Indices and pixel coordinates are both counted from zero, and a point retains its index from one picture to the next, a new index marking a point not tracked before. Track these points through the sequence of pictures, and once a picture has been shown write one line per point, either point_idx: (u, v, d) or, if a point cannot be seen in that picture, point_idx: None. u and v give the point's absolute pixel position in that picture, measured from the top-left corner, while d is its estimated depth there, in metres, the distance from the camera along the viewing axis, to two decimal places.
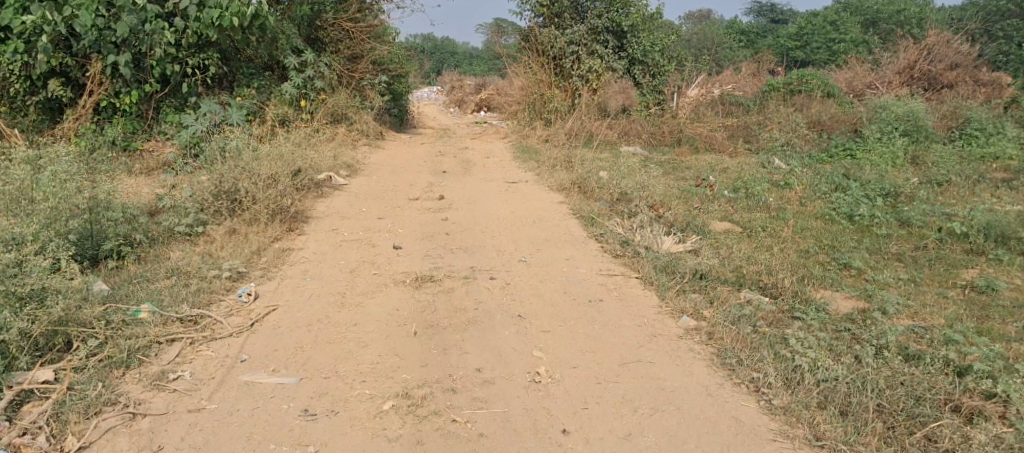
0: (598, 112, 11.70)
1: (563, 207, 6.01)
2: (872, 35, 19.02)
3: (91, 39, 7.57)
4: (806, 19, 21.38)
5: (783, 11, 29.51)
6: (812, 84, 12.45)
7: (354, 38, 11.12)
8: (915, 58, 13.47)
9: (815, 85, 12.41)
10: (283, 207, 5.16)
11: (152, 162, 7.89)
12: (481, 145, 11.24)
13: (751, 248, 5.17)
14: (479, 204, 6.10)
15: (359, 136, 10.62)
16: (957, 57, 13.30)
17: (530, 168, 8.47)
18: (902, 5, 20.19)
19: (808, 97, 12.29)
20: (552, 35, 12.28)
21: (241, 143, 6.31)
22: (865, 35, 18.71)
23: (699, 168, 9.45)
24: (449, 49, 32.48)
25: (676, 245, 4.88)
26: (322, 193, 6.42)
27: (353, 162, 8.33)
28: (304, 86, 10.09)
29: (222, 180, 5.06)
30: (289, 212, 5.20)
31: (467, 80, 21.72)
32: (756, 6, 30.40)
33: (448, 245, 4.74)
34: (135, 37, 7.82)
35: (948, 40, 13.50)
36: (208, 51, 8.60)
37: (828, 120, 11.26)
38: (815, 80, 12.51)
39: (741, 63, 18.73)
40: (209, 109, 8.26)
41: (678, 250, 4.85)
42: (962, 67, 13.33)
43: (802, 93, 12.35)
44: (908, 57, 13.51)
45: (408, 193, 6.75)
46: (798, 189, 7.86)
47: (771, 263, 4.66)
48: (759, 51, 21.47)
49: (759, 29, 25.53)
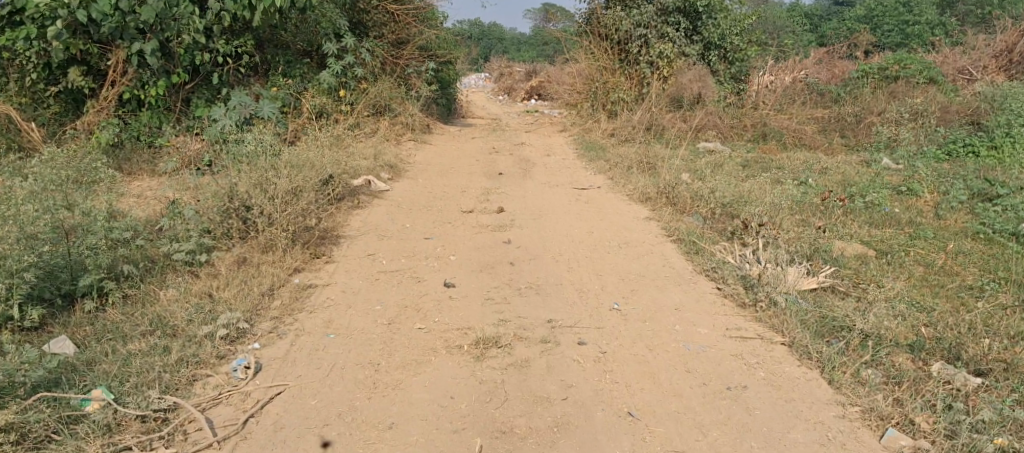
0: (668, 103, 10.49)
1: (652, 225, 4.91)
2: (949, 17, 17.14)
3: (112, 24, 6.62)
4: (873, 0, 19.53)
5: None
6: (910, 69, 10.83)
7: (400, 22, 10.21)
8: (1014, 41, 11.88)
9: (914, 71, 10.79)
10: (304, 230, 4.27)
11: (179, 160, 6.89)
12: (540, 140, 10.16)
13: (907, 283, 3.93)
14: (545, 219, 5.04)
15: (406, 131, 9.65)
16: None
17: (599, 170, 7.35)
18: None
19: (908, 85, 10.62)
20: (618, 18, 11.06)
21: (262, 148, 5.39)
22: (942, 17, 16.89)
23: (793, 167, 8.16)
24: (497, 35, 31.38)
25: (805, 281, 3.75)
26: (359, 206, 5.44)
27: (398, 163, 7.39)
28: (343, 75, 9.18)
29: (229, 195, 4.13)
30: (313, 235, 4.32)
31: (516, 67, 20.61)
32: None
33: (514, 284, 3.72)
34: (162, 22, 6.86)
35: None
36: (241, 38, 7.71)
37: (936, 110, 9.69)
38: (914, 66, 10.90)
39: (811, 47, 17.10)
40: (240, 101, 7.38)
41: (807, 288, 3.72)
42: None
43: (899, 79, 10.76)
44: (1006, 39, 11.90)
45: (460, 203, 5.75)
46: (927, 199, 6.29)
47: (949, 316, 3.37)
48: (824, 36, 19.73)
49: (822, 14, 23.64)
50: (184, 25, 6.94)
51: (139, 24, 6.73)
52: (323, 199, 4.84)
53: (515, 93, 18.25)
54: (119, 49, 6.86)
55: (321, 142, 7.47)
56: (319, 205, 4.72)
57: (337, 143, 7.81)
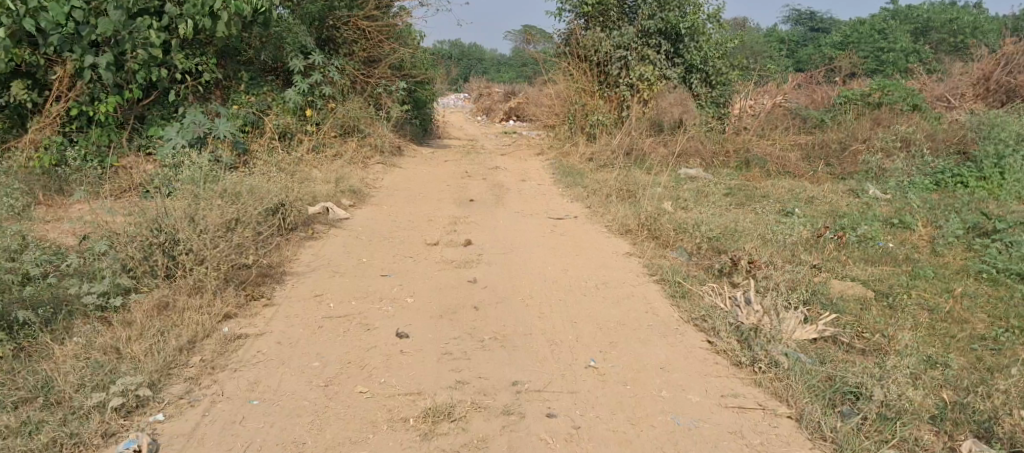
0: (648, 127, 10.19)
1: (634, 261, 4.52)
2: (923, 44, 17.11)
3: (64, 34, 6.08)
4: (848, 26, 19.49)
5: (822, 19, 27.06)
6: (893, 96, 10.61)
7: (371, 40, 9.77)
8: (991, 69, 11.73)
9: (898, 97, 10.58)
10: (235, 270, 3.86)
11: (126, 182, 6.33)
12: (514, 164, 9.76)
13: (925, 333, 3.52)
14: (516, 254, 4.61)
15: (372, 152, 9.17)
16: None
17: (575, 198, 6.96)
18: (958, 12, 17.83)
19: (891, 112, 10.41)
20: (597, 38, 10.73)
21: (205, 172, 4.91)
22: (918, 45, 16.84)
23: (778, 197, 7.90)
24: (476, 55, 31.12)
25: (805, 331, 3.32)
26: (310, 240, 4.97)
27: (361, 190, 6.94)
28: (309, 94, 8.80)
29: (152, 222, 3.69)
30: (247, 277, 3.89)
31: (495, 87, 20.30)
32: (796, 14, 28.16)
33: (476, 334, 3.28)
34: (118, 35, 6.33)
35: None
36: (202, 51, 7.21)
37: (923, 137, 9.49)
38: (898, 92, 10.68)
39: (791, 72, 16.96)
40: (193, 120, 6.77)
41: (807, 339, 3.29)
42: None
43: (883, 106, 10.53)
44: (983, 66, 11.78)
45: (426, 233, 5.33)
46: (922, 233, 6.01)
47: (976, 378, 2.92)
48: (802, 61, 19.60)
49: (799, 39, 23.62)
50: (140, 40, 6.42)
51: (94, 36, 6.17)
52: (264, 230, 4.40)
53: (492, 113, 17.92)
54: (67, 62, 6.26)
55: (283, 172, 7.03)
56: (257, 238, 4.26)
57: (297, 171, 7.35)
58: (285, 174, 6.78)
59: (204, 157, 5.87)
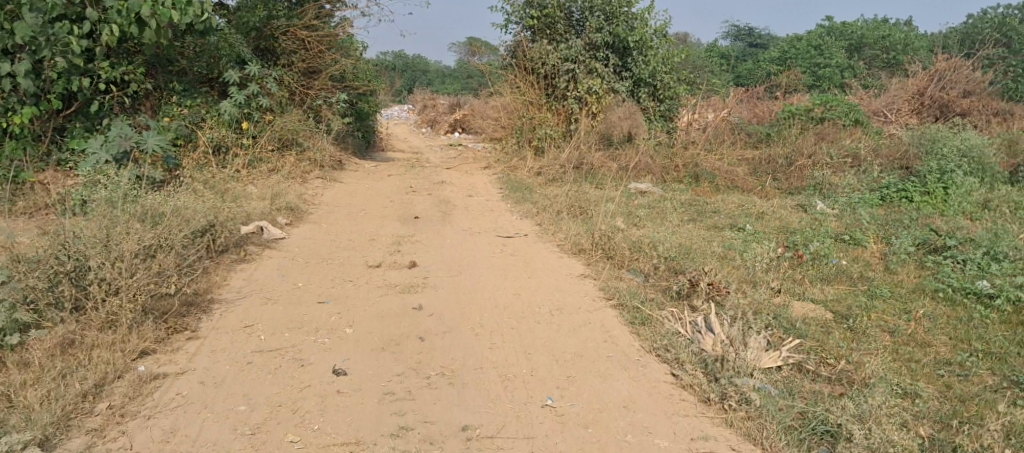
0: (597, 141, 10.09)
1: (588, 284, 4.33)
2: (857, 60, 17.63)
3: None
4: (786, 42, 19.97)
5: (760, 35, 27.79)
6: (836, 111, 10.81)
7: (311, 50, 9.42)
8: (924, 85, 12.10)
9: (840, 113, 10.80)
10: (155, 302, 3.42)
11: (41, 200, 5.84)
12: (461, 178, 9.49)
13: (890, 357, 3.52)
14: (465, 276, 4.34)
15: (311, 166, 8.78)
16: (969, 84, 11.93)
17: (525, 214, 6.75)
18: (889, 30, 18.32)
19: (834, 126, 10.60)
20: (544, 51, 10.57)
21: (122, 188, 4.48)
22: (851, 61, 17.35)
23: (727, 213, 7.94)
24: (421, 67, 30.78)
25: (773, 359, 3.19)
26: (242, 265, 4.56)
27: (300, 208, 6.60)
28: (246, 105, 8.40)
29: (64, 238, 3.36)
30: (168, 312, 3.46)
31: (440, 99, 20.03)
32: (734, 29, 28.84)
33: (422, 370, 3.00)
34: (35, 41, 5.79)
35: (960, 66, 12.09)
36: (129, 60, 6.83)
37: (866, 153, 9.73)
38: (840, 107, 10.89)
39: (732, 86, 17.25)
40: (119, 133, 6.30)
41: (775, 369, 3.16)
42: (975, 94, 12.06)
43: (826, 121, 10.72)
44: (917, 82, 12.14)
45: (367, 254, 5.03)
46: (874, 250, 6.24)
47: (947, 412, 2.90)
48: (741, 76, 19.99)
49: (738, 54, 24.16)
50: (60, 47, 5.90)
51: (9, 42, 5.66)
52: (191, 255, 3.97)
53: (437, 125, 17.64)
54: None
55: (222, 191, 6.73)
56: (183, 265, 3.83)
57: (234, 190, 6.96)
58: (217, 195, 6.35)
59: (127, 173, 5.40)
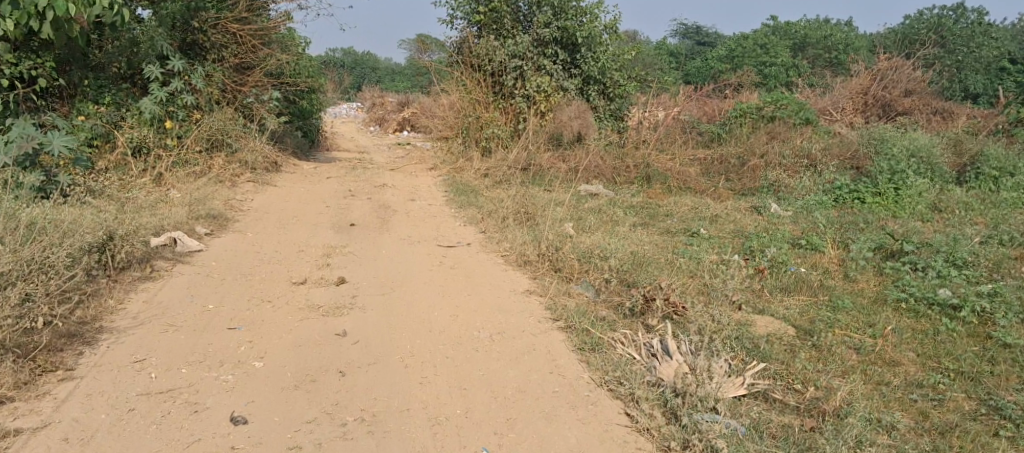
0: (547, 141, 9.77)
1: (534, 300, 3.96)
2: (802, 59, 17.71)
3: None
4: (733, 41, 19.96)
5: (708, 34, 27.92)
6: (787, 110, 10.69)
7: (243, 44, 8.82)
8: (868, 84, 12.24)
9: (790, 111, 10.68)
10: (16, 333, 2.75)
11: None
12: (405, 180, 9.05)
13: (865, 383, 3.36)
14: (398, 295, 3.91)
15: (241, 169, 8.13)
16: (910, 83, 12.10)
17: (469, 220, 6.35)
18: (831, 30, 18.63)
19: (784, 125, 10.50)
20: (491, 47, 10.13)
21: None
22: (797, 59, 17.48)
23: (681, 216, 7.73)
24: (370, 64, 29.98)
25: (734, 387, 3.02)
26: (144, 286, 3.97)
27: (224, 215, 6.05)
28: (169, 103, 7.80)
29: None
30: (39, 347, 2.81)
31: (388, 97, 19.42)
32: (682, 28, 28.97)
33: (338, 414, 2.57)
34: None
35: (902, 65, 12.24)
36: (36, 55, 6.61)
37: (817, 151, 9.66)
38: (790, 106, 10.78)
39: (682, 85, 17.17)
40: (21, 134, 5.76)
41: (737, 396, 2.99)
42: (916, 94, 12.24)
43: (776, 119, 10.58)
44: (861, 82, 12.25)
45: (292, 268, 4.54)
46: (831, 255, 6.09)
47: (929, 448, 2.77)
48: (690, 75, 19.98)
49: (687, 52, 24.19)
50: None
51: None
52: (74, 275, 3.33)
53: (386, 124, 17.10)
54: None
55: (143, 199, 6.23)
56: (60, 288, 3.19)
57: (153, 198, 6.41)
58: (133, 206, 5.76)
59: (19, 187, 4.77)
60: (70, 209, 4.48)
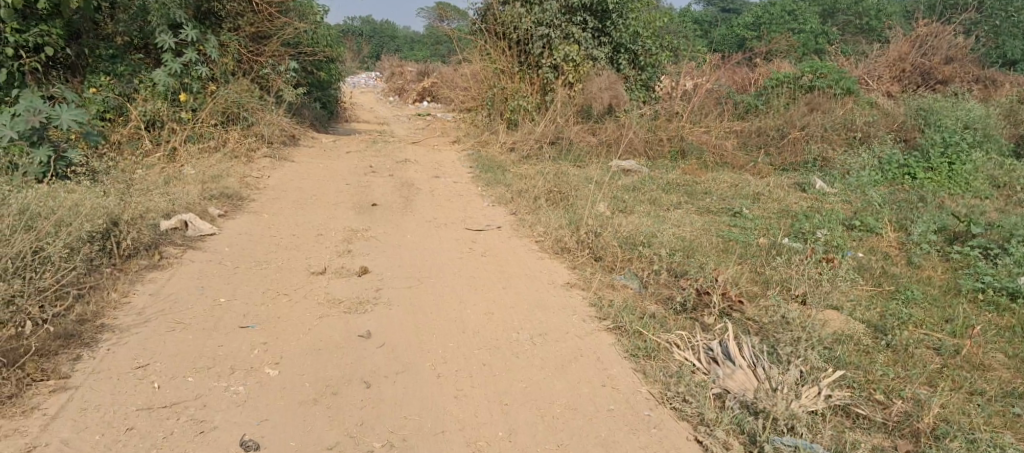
0: (576, 114, 9.32)
1: (576, 296, 3.61)
2: (831, 26, 16.95)
3: None
4: (759, 8, 19.16)
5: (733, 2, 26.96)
6: (826, 79, 10.03)
7: (258, 13, 8.43)
8: (907, 50, 11.45)
9: (830, 80, 10.02)
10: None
11: None
12: (429, 155, 8.67)
13: (957, 401, 3.03)
14: (426, 288, 3.58)
15: (258, 143, 7.78)
16: (952, 49, 11.43)
17: (497, 200, 5.96)
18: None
19: (822, 95, 9.90)
20: (517, 15, 9.76)
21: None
22: (826, 25, 16.73)
23: (720, 193, 7.29)
24: (389, 33, 29.44)
25: (809, 400, 2.69)
26: (152, 276, 3.61)
27: (238, 194, 5.71)
28: (183, 75, 7.46)
29: None
30: (28, 352, 2.46)
31: (408, 66, 18.93)
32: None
33: (363, 439, 2.28)
34: None
35: (944, 30, 11.54)
36: (43, 23, 6.38)
37: (861, 122, 9.13)
38: (830, 75, 10.08)
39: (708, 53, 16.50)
40: (28, 107, 5.52)
41: (814, 410, 2.69)
42: (957, 61, 11.55)
43: (816, 89, 9.97)
44: (899, 48, 11.46)
45: (312, 255, 4.21)
46: (889, 239, 5.65)
47: None
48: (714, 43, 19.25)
49: (711, 19, 23.34)
50: None
51: None
52: (72, 269, 2.98)
53: (405, 95, 16.67)
54: None
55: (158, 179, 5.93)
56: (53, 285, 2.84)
57: (168, 177, 6.13)
58: (144, 187, 5.44)
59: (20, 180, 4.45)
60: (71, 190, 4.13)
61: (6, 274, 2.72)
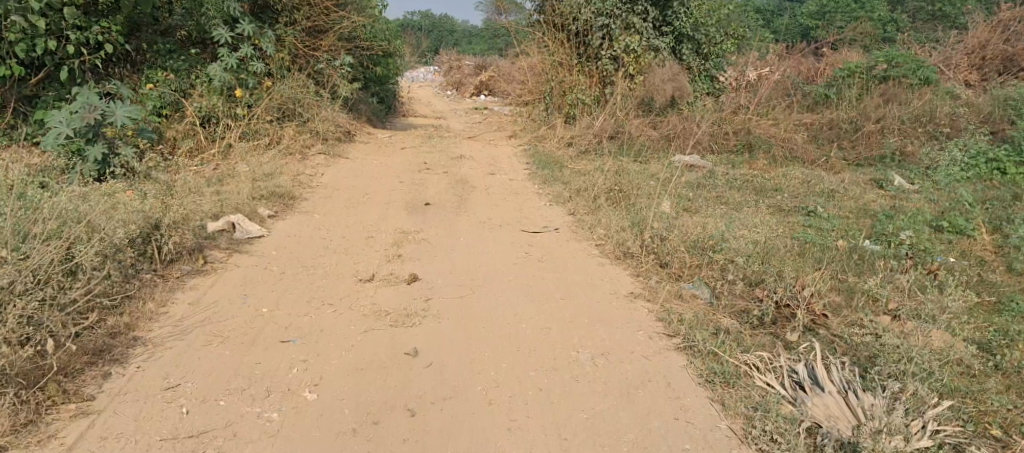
0: (637, 106, 8.94)
1: (642, 307, 3.31)
2: (901, 15, 16.02)
3: None
4: None
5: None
6: (902, 68, 9.41)
7: (315, 7, 8.30)
8: (989, 36, 10.50)
9: (906, 70, 9.37)
10: (18, 360, 2.23)
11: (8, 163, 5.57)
12: (484, 150, 8.45)
13: None
14: (479, 299, 3.34)
15: (313, 140, 7.68)
16: None
17: (555, 199, 5.67)
18: None
19: (897, 85, 9.26)
20: (576, 5, 9.42)
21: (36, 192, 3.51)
22: (897, 13, 15.81)
23: (792, 190, 6.83)
24: (447, 27, 29.40)
25: (916, 439, 2.32)
26: (192, 284, 3.51)
27: (291, 192, 5.58)
28: (239, 70, 7.40)
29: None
30: (51, 372, 2.33)
31: (466, 61, 18.78)
32: None
33: None
34: None
35: None
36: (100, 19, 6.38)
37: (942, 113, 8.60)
38: (907, 64, 9.48)
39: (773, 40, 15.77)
40: (84, 104, 5.50)
41: (923, 450, 2.32)
42: None
43: (890, 79, 9.32)
44: (979, 35, 10.56)
45: (361, 260, 4.03)
46: (985, 242, 5.12)
47: None
48: (777, 32, 18.45)
49: (774, 7, 22.41)
50: None
51: None
52: (102, 277, 2.88)
53: (462, 88, 16.52)
54: None
55: (212, 180, 5.88)
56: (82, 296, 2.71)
57: (221, 175, 6.08)
58: (195, 188, 5.38)
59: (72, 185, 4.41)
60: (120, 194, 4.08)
61: (38, 284, 2.57)
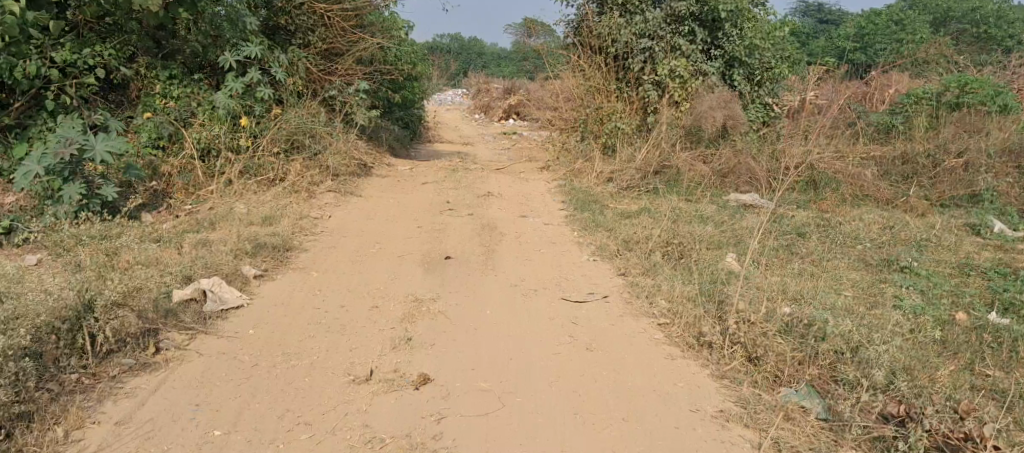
0: (684, 137, 8.01)
1: (740, 442, 2.41)
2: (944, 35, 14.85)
3: None
4: (860, 18, 17.18)
5: (832, 10, 23.76)
6: (977, 94, 8.23)
7: (332, 27, 7.56)
8: None
9: (983, 97, 8.20)
10: None
11: None
12: (514, 184, 7.60)
13: None
14: (508, 418, 2.52)
15: (322, 175, 6.68)
16: None
17: (600, 253, 4.73)
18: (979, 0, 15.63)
19: (974, 113, 8.08)
20: (616, 24, 8.49)
21: None
22: (943, 35, 14.65)
23: (874, 236, 5.83)
24: (475, 49, 28.70)
25: None
26: (131, 389, 2.75)
27: (287, 241, 4.70)
28: (245, 97, 6.60)
29: None
30: None
31: (495, 83, 17.97)
32: (799, 5, 24.45)
33: None
34: None
35: None
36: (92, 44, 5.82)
37: None
38: (984, 89, 8.28)
39: (816, 60, 14.68)
40: (61, 137, 4.74)
41: None
42: None
43: (963, 107, 8.17)
44: None
45: (361, 344, 3.17)
46: None
47: None
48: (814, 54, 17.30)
49: (808, 29, 21.32)
50: None
51: None
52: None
53: (491, 112, 15.70)
54: None
55: (200, 225, 5.08)
56: None
57: (213, 217, 5.28)
58: (178, 238, 4.60)
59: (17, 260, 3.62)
60: (66, 273, 3.30)
61: None
